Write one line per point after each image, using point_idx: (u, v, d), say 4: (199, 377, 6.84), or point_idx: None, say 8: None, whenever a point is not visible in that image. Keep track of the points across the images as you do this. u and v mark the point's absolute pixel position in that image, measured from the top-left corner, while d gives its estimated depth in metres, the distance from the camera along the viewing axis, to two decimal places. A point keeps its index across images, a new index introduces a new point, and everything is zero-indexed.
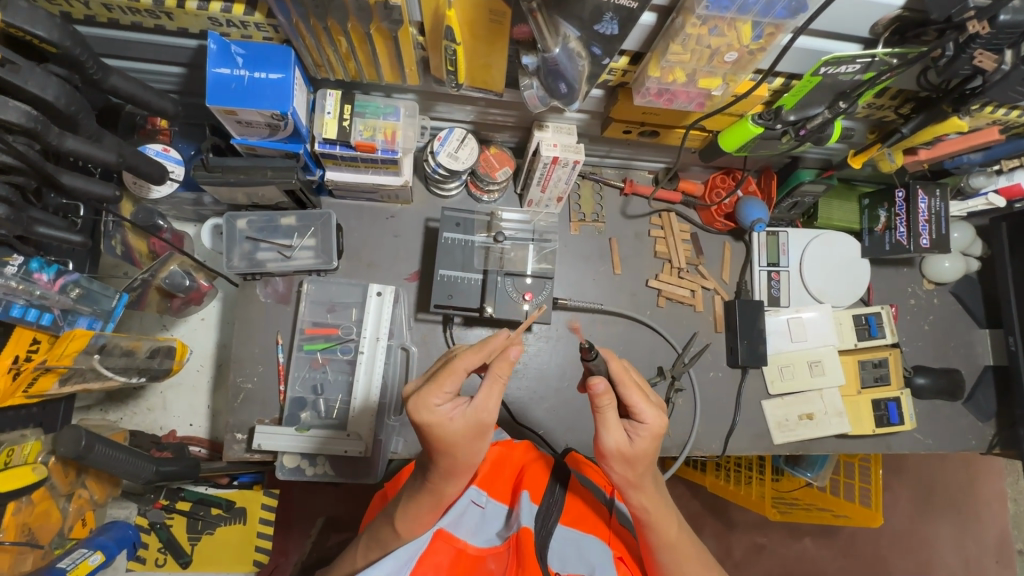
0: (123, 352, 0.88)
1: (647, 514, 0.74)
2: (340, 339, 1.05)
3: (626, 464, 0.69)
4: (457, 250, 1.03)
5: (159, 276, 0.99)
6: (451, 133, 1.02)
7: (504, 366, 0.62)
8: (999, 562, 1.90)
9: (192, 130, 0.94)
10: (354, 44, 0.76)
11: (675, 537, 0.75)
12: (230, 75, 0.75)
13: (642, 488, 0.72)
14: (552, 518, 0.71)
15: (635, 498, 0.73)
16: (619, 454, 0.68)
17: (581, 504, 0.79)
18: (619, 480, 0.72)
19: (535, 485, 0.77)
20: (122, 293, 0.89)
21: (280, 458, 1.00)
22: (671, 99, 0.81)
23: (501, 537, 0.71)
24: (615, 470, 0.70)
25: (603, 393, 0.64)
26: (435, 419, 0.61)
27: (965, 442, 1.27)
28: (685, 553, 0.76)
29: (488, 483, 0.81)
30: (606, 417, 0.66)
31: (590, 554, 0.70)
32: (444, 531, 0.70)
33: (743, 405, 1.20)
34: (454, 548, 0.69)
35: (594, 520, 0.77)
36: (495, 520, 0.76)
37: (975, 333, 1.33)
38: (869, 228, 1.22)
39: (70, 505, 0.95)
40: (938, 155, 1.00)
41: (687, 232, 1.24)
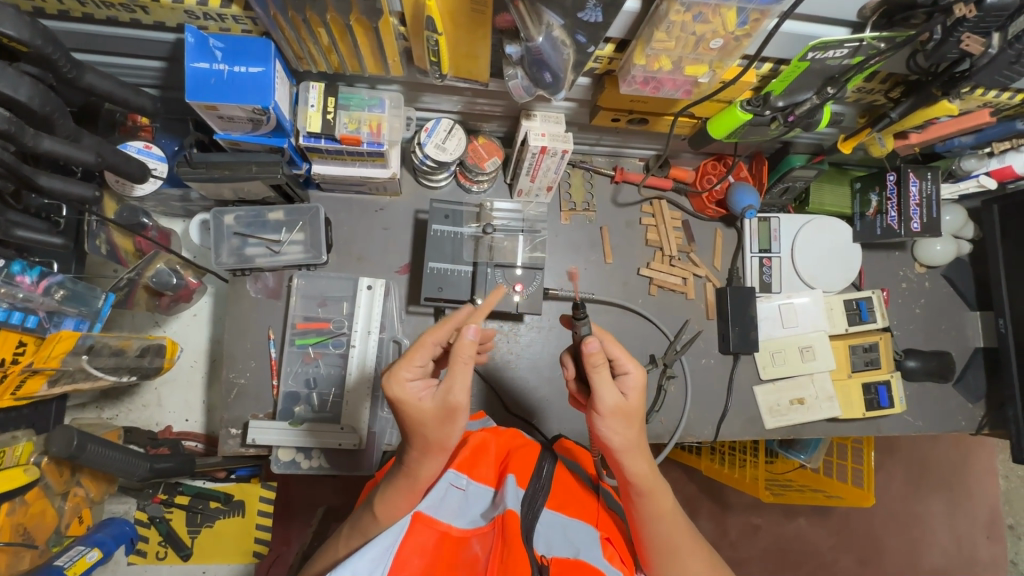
0: (113, 351, 0.87)
1: (642, 485, 0.74)
2: (332, 333, 1.05)
3: (624, 421, 0.71)
4: (447, 243, 1.03)
5: (146, 274, 0.97)
6: (438, 123, 1.01)
7: (467, 347, 0.64)
8: (989, 537, 1.93)
9: (174, 125, 0.92)
10: (335, 36, 0.75)
11: (669, 509, 0.76)
12: (209, 70, 0.74)
13: (637, 452, 0.73)
14: (538, 501, 0.72)
15: (633, 467, 0.73)
16: (616, 411, 0.70)
17: (568, 487, 0.80)
18: (616, 445, 0.72)
19: (521, 470, 0.78)
20: (109, 292, 0.89)
21: (275, 452, 1.01)
22: (658, 87, 0.80)
23: (486, 518, 0.72)
24: (613, 432, 0.71)
25: (596, 351, 0.68)
26: (403, 393, 0.65)
27: (955, 423, 1.29)
28: (677, 527, 0.77)
29: (470, 467, 0.81)
30: (597, 378, 0.69)
31: (575, 536, 0.71)
32: (424, 514, 0.69)
33: (735, 391, 1.21)
34: (437, 531, 0.68)
35: (581, 502, 0.78)
36: (477, 504, 0.76)
37: (966, 315, 1.33)
38: (860, 213, 1.22)
39: (66, 504, 0.96)
40: (930, 138, 0.99)
41: (679, 219, 1.24)
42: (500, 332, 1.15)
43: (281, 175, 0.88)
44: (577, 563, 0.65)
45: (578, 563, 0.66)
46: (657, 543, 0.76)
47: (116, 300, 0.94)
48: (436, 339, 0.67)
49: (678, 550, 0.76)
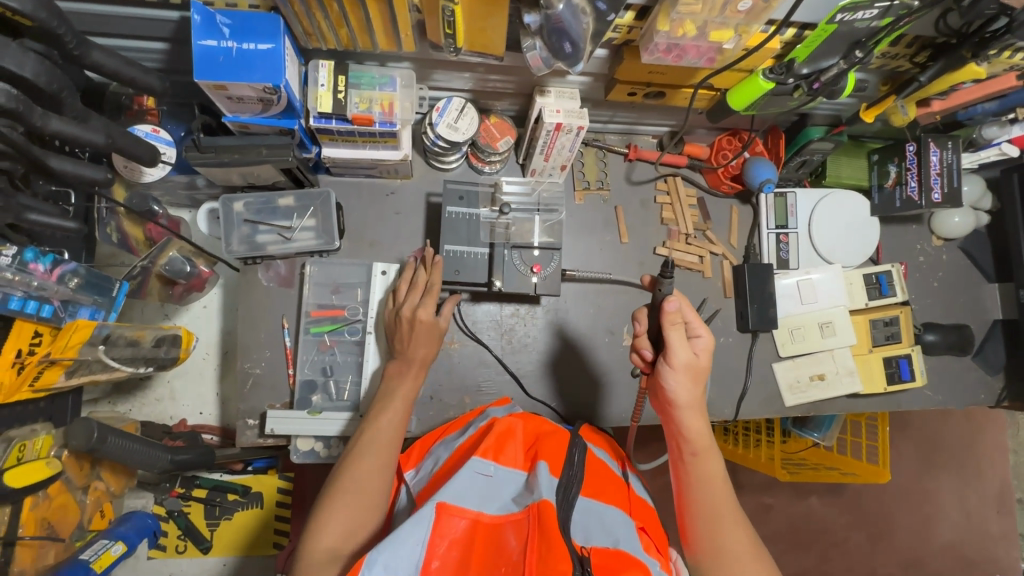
0: (128, 342, 0.86)
1: (699, 443, 0.82)
2: (347, 321, 1.04)
3: (690, 377, 0.82)
4: (462, 225, 1.01)
5: (159, 263, 0.95)
6: (449, 102, 0.98)
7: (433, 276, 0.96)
8: (1001, 512, 1.94)
9: (180, 111, 0.90)
10: (346, 8, 0.73)
11: (717, 474, 0.80)
12: (217, 47, 0.72)
13: (697, 409, 0.83)
14: (573, 489, 0.72)
15: (692, 423, 0.82)
16: (686, 365, 0.82)
17: (601, 477, 0.80)
18: (682, 398, 0.82)
19: (553, 459, 0.78)
20: (126, 282, 0.87)
21: (294, 441, 1.00)
22: (681, 55, 0.77)
23: (518, 504, 0.70)
24: (680, 386, 0.82)
25: (676, 310, 0.80)
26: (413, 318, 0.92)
27: (975, 396, 1.28)
28: (723, 495, 0.79)
29: (497, 454, 0.78)
30: (673, 335, 0.81)
31: (615, 523, 0.70)
32: (449, 504, 0.66)
33: (753, 369, 1.20)
34: (467, 519, 0.65)
35: (614, 491, 0.78)
36: (507, 489, 0.73)
37: (984, 288, 1.32)
38: (879, 185, 1.20)
39: (88, 498, 0.95)
40: (953, 104, 0.97)
41: (694, 196, 1.22)
42: (516, 316, 1.13)
43: (292, 157, 0.86)
44: (617, 553, 0.63)
45: (618, 553, 0.63)
46: (702, 509, 0.78)
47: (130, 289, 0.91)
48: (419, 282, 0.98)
49: (722, 517, 0.77)
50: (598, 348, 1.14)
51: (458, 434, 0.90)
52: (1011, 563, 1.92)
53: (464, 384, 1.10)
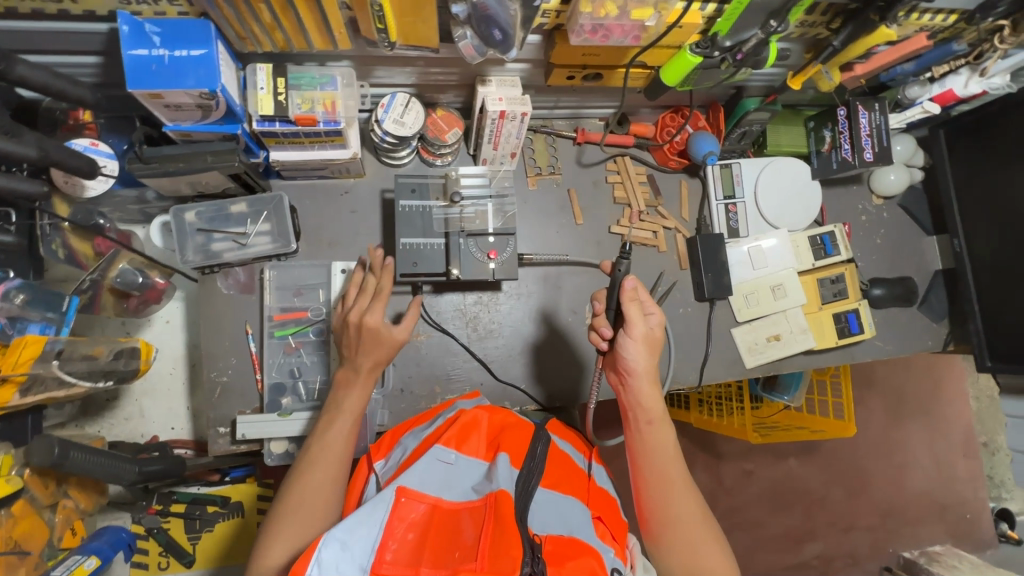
0: (84, 356, 0.86)
1: (652, 412, 0.85)
2: (311, 321, 1.05)
3: (647, 351, 0.85)
4: (416, 217, 1.03)
5: (109, 275, 0.95)
6: (394, 98, 1.00)
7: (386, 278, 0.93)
8: (966, 455, 2.04)
9: (120, 123, 0.90)
10: (276, 10, 0.74)
11: (670, 444, 0.84)
12: (149, 56, 0.72)
13: (652, 384, 0.86)
14: (533, 480, 0.75)
15: (649, 395, 0.85)
16: (643, 339, 0.85)
17: (562, 466, 0.83)
18: (642, 370, 0.86)
19: (513, 449, 0.80)
20: (75, 296, 0.86)
21: (267, 445, 1.01)
22: (607, 35, 0.80)
23: (477, 492, 0.73)
24: (637, 359, 0.84)
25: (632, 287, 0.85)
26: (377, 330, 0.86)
27: (923, 343, 1.35)
28: (676, 464, 0.83)
29: (462, 442, 0.81)
30: (632, 309, 0.84)
31: (570, 515, 0.74)
32: (409, 488, 0.70)
33: (713, 336, 1.25)
34: (426, 504, 0.70)
35: (573, 481, 0.82)
36: (468, 477, 0.76)
37: (924, 241, 1.39)
38: (817, 150, 1.26)
39: (56, 517, 0.94)
40: (873, 68, 1.02)
41: (644, 174, 1.26)
42: (480, 304, 1.15)
43: (237, 162, 0.86)
44: (570, 541, 0.67)
45: (572, 540, 0.68)
46: (655, 477, 0.82)
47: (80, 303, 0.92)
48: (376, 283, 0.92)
49: (672, 485, 0.81)
50: (562, 328, 1.17)
51: (427, 425, 0.91)
52: (979, 503, 2.02)
53: (434, 374, 1.12)
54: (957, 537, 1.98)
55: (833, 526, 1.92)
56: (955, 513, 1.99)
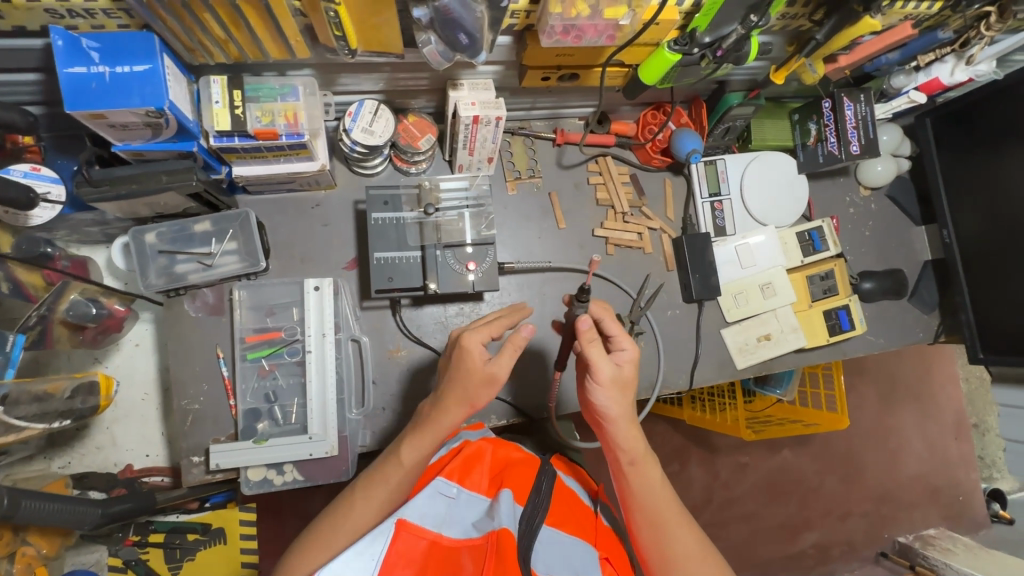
0: (35, 397, 0.80)
1: (633, 453, 0.81)
2: (285, 342, 1.00)
3: (619, 392, 0.79)
4: (390, 230, 0.98)
5: (59, 309, 0.88)
6: (362, 106, 0.95)
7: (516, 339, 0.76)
8: (959, 438, 2.04)
9: (67, 142, 0.85)
10: (224, 20, 0.69)
11: (656, 480, 0.82)
12: (88, 74, 0.67)
13: (629, 423, 0.81)
14: (537, 519, 0.75)
15: (626, 436, 0.81)
16: (612, 382, 0.78)
17: (567, 501, 0.84)
18: (614, 412, 0.80)
19: (517, 484, 0.82)
20: (19, 334, 0.78)
21: (243, 473, 0.96)
22: (580, 36, 0.76)
23: (477, 530, 0.77)
24: (609, 403, 0.79)
25: (589, 328, 0.77)
26: (467, 348, 0.75)
27: (914, 335, 1.33)
28: (665, 501, 0.82)
29: (466, 477, 0.85)
30: (594, 352, 0.77)
31: (574, 558, 0.75)
32: (409, 522, 0.74)
33: (703, 338, 1.22)
34: (425, 540, 0.74)
35: (579, 521, 0.81)
36: (470, 512, 0.81)
37: (912, 231, 1.37)
38: (802, 143, 1.23)
39: (16, 565, 0.89)
40: (857, 59, 1.00)
41: (626, 174, 1.22)
42: (462, 315, 1.11)
43: (195, 181, 0.81)
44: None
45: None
46: (646, 516, 0.81)
47: (27, 341, 0.83)
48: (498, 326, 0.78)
49: (666, 524, 0.81)
50: (547, 337, 1.14)
51: None
52: (973, 486, 2.02)
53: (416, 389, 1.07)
54: (952, 520, 1.98)
55: (830, 514, 1.91)
56: (949, 496, 2.00)
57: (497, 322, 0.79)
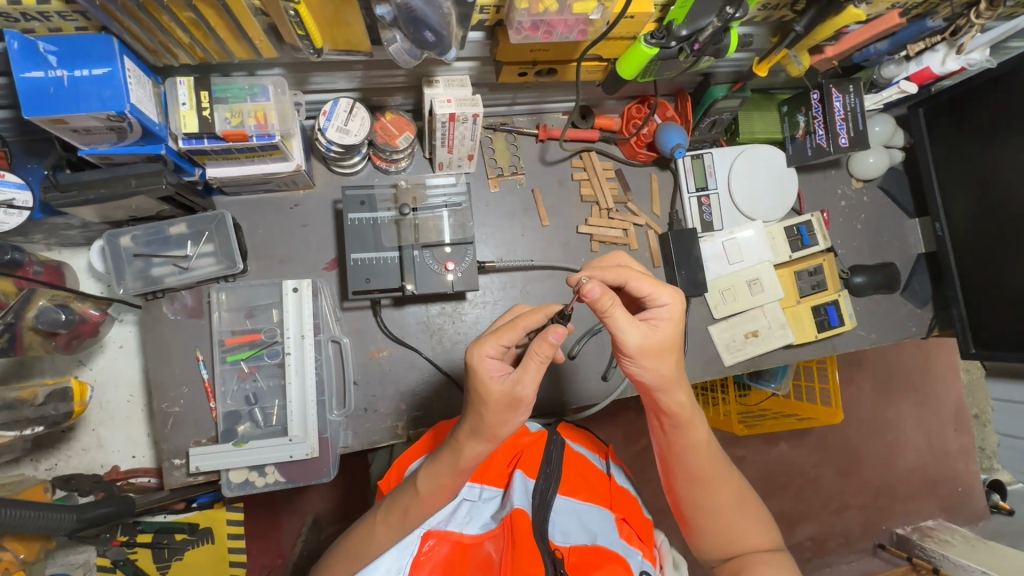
0: None
1: (679, 416, 0.81)
2: (265, 344, 1.00)
3: (656, 357, 0.74)
4: (367, 231, 0.98)
5: (26, 316, 0.87)
6: (337, 104, 0.93)
7: (546, 348, 0.67)
8: (958, 429, 2.02)
9: (36, 145, 0.84)
10: (184, 21, 0.68)
11: (703, 440, 0.83)
12: (46, 78, 0.67)
13: (670, 386, 0.77)
14: (551, 487, 0.79)
15: (671, 397, 0.78)
16: (644, 348, 0.72)
17: (581, 473, 0.87)
18: (661, 380, 0.76)
19: (530, 463, 0.86)
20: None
21: (224, 475, 0.97)
22: (550, 30, 0.75)
23: (495, 519, 0.82)
24: (645, 367, 0.74)
25: (601, 296, 0.68)
26: (478, 366, 0.70)
27: (906, 330, 1.31)
28: (709, 458, 0.84)
29: (480, 475, 0.89)
30: (617, 318, 0.70)
31: (591, 522, 0.80)
32: (434, 530, 0.80)
33: (689, 334, 1.20)
34: (451, 541, 0.80)
35: (594, 488, 0.86)
36: (491, 504, 0.85)
37: (905, 224, 1.34)
38: (791, 135, 1.20)
39: None
40: (845, 49, 0.97)
41: (611, 169, 1.20)
42: (444, 315, 1.09)
43: (164, 184, 0.80)
44: (594, 550, 0.75)
45: (595, 549, 0.75)
46: (689, 472, 0.84)
47: None
48: (526, 323, 0.72)
49: (711, 480, 0.84)
50: None
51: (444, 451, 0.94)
52: (972, 477, 2.00)
53: (398, 390, 1.06)
54: (950, 511, 1.96)
55: (827, 506, 1.89)
56: (948, 487, 1.98)
57: (506, 332, 0.72)
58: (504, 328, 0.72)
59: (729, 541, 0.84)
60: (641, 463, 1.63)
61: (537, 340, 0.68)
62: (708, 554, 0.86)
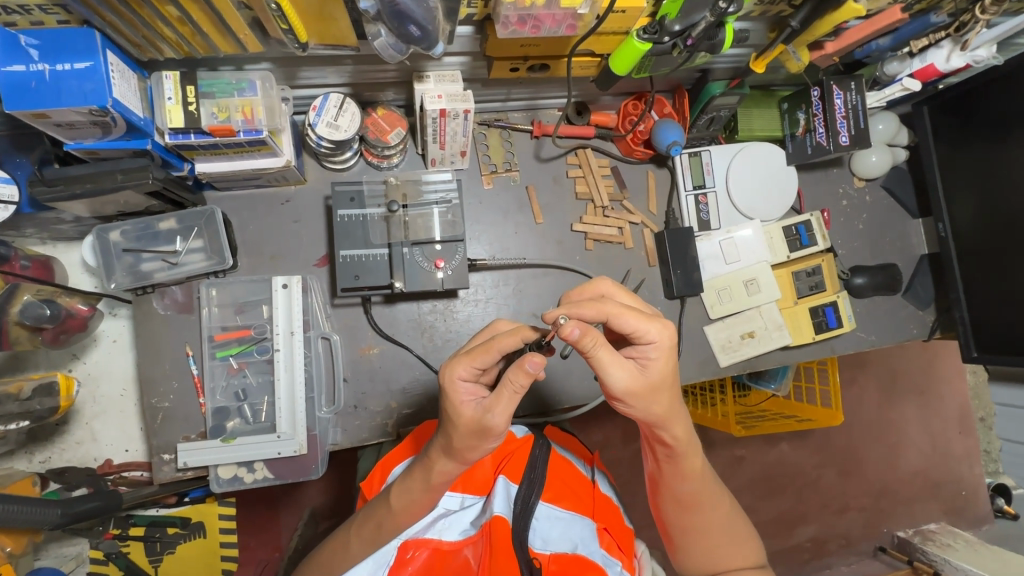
0: None
1: (675, 448, 0.77)
2: (255, 340, 1.00)
3: (644, 395, 0.70)
4: (357, 227, 0.97)
5: (12, 311, 0.86)
6: (326, 99, 0.92)
7: (521, 377, 0.63)
8: (962, 433, 1.99)
9: (25, 139, 0.83)
10: (167, 19, 0.67)
11: (696, 468, 0.80)
12: (27, 72, 0.66)
13: (669, 421, 0.74)
14: (534, 495, 0.80)
15: (668, 432, 0.75)
16: (631, 390, 0.69)
17: (564, 479, 0.86)
18: (648, 415, 0.73)
19: (515, 468, 0.86)
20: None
21: (213, 471, 0.97)
22: (537, 25, 0.74)
23: (475, 526, 0.84)
24: (634, 405, 0.71)
25: (582, 335, 0.63)
26: (451, 387, 0.68)
27: (907, 332, 1.29)
28: (700, 485, 0.82)
29: (462, 482, 0.88)
30: (601, 357, 0.66)
31: (572, 531, 0.80)
32: (412, 539, 0.80)
33: (684, 335, 1.19)
34: (430, 548, 0.81)
35: (577, 495, 0.85)
36: (472, 511, 0.86)
37: (908, 224, 1.32)
38: (791, 133, 1.18)
39: None
40: (845, 45, 0.95)
41: (607, 166, 1.19)
42: (436, 312, 1.09)
43: (151, 179, 0.80)
44: (575, 559, 0.76)
45: (575, 558, 0.76)
46: (679, 498, 0.82)
47: None
48: (503, 347, 0.68)
49: (700, 506, 0.82)
50: None
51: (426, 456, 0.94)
52: (976, 481, 1.97)
53: (389, 388, 1.06)
54: (953, 515, 1.94)
55: (827, 509, 1.87)
56: (950, 491, 1.95)
57: (479, 355, 0.68)
58: (479, 350, 0.69)
59: (710, 561, 0.83)
60: (638, 463, 1.62)
61: (513, 367, 0.64)
62: (689, 571, 0.85)
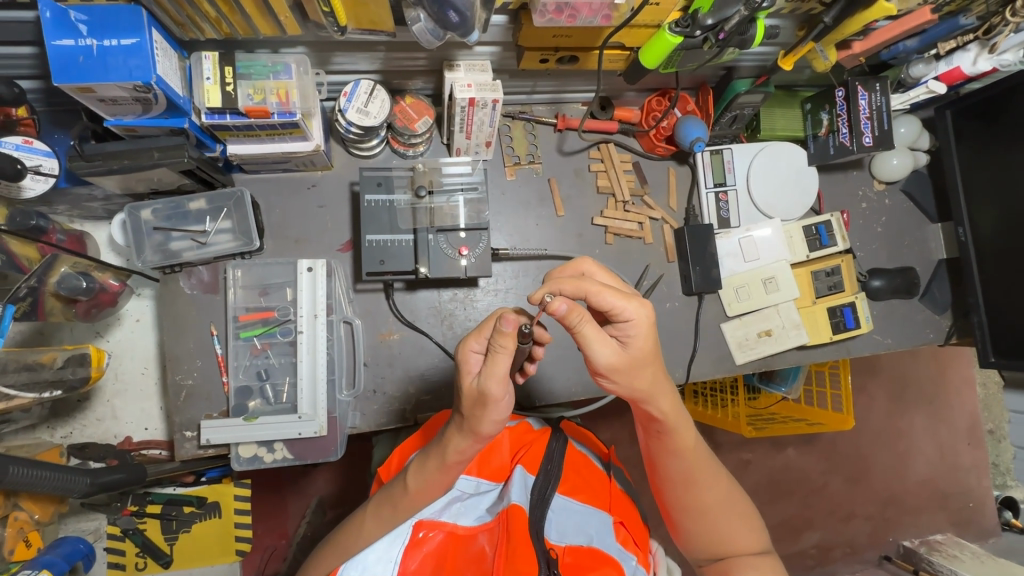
0: (23, 366, 0.84)
1: (665, 424, 0.77)
2: (278, 322, 1.01)
3: (631, 372, 0.68)
4: (383, 212, 0.99)
5: (50, 282, 0.88)
6: (357, 86, 0.93)
7: (505, 339, 0.62)
8: (972, 443, 1.98)
9: (63, 117, 0.87)
10: (219, 5, 0.70)
11: (690, 446, 0.80)
12: (76, 47, 0.68)
13: (655, 396, 0.73)
14: (549, 488, 0.80)
15: (655, 407, 0.74)
16: (616, 366, 0.67)
17: (581, 472, 0.87)
18: (637, 391, 0.72)
19: (533, 460, 0.86)
20: (8, 305, 0.79)
21: (234, 449, 0.98)
22: (574, 14, 0.76)
23: (491, 514, 0.85)
24: (620, 382, 0.70)
25: (567, 312, 0.62)
26: (463, 358, 0.69)
27: (924, 336, 1.29)
28: (696, 463, 0.81)
29: (476, 467, 0.88)
30: (588, 334, 0.64)
31: (588, 524, 0.80)
32: (426, 521, 0.81)
33: (701, 331, 1.19)
34: (445, 531, 0.81)
35: (594, 488, 0.85)
36: (485, 498, 0.87)
37: (927, 228, 1.31)
38: (813, 134, 1.18)
39: (6, 529, 0.90)
40: (872, 45, 0.96)
41: (629, 161, 1.19)
42: (455, 301, 1.10)
43: (187, 158, 0.81)
44: (589, 552, 0.76)
45: (591, 551, 0.76)
46: (675, 477, 0.82)
47: (17, 312, 0.84)
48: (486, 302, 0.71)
49: (696, 483, 0.82)
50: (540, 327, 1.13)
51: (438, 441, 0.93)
52: (984, 492, 1.96)
53: (408, 373, 1.07)
54: (960, 526, 1.93)
55: (834, 515, 1.87)
56: (958, 502, 1.94)
57: (487, 329, 0.68)
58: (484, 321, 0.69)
59: (718, 545, 0.84)
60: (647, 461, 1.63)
61: (498, 331, 0.62)
62: (695, 552, 0.87)
